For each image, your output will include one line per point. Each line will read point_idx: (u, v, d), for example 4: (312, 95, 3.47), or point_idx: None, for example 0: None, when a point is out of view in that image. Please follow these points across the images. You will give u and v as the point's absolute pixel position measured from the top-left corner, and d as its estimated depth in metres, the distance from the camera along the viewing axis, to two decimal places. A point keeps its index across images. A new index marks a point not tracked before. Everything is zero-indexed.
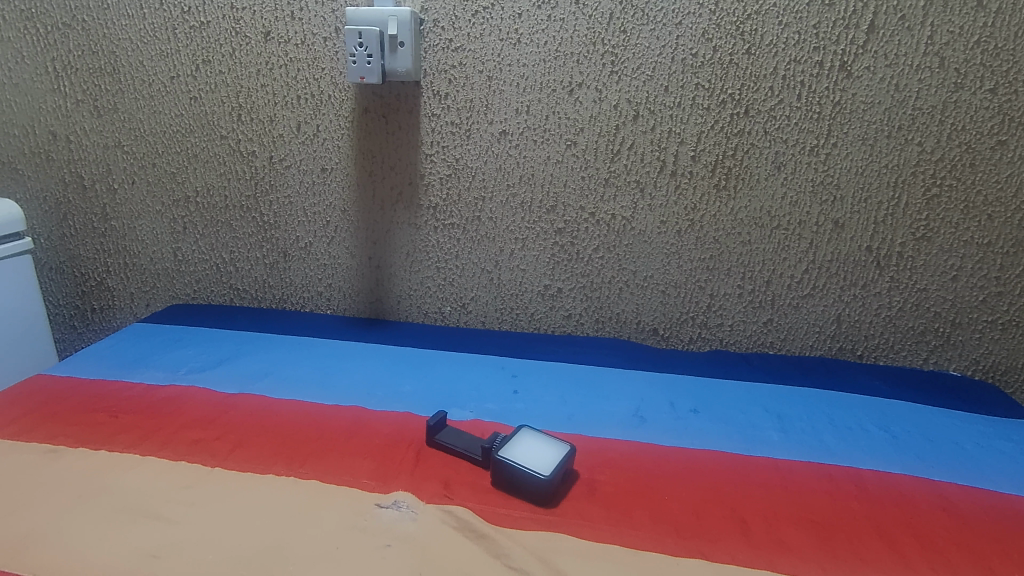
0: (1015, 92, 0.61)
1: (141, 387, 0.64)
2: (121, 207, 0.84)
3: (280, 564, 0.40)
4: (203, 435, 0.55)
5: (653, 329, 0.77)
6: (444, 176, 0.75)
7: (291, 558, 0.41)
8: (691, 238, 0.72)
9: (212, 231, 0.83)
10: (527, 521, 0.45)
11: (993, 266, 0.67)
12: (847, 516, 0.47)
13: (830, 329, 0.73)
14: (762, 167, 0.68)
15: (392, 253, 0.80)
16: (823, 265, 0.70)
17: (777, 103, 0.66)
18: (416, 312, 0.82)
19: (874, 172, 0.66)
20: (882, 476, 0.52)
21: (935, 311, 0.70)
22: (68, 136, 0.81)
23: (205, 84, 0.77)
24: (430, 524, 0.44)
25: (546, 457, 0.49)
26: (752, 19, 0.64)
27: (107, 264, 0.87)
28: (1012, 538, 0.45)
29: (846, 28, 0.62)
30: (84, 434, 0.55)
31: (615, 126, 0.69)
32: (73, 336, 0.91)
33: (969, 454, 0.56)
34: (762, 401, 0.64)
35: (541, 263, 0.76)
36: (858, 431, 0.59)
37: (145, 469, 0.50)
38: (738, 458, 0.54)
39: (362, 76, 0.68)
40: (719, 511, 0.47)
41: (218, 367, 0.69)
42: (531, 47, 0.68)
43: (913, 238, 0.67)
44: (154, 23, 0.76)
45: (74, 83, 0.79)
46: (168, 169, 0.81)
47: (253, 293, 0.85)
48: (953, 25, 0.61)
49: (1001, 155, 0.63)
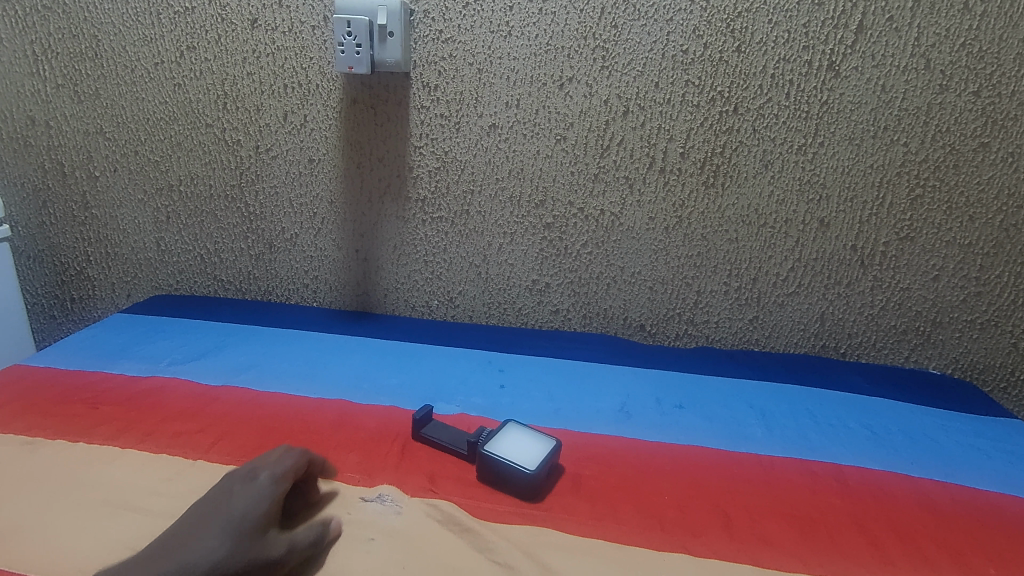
0: (998, 95, 0.62)
1: (123, 378, 0.63)
2: (102, 195, 0.82)
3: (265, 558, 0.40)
4: (186, 428, 0.54)
5: (640, 325, 0.77)
6: (432, 169, 0.74)
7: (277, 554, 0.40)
8: (679, 235, 0.72)
9: (196, 221, 0.82)
10: (513, 516, 0.45)
11: (974, 266, 0.68)
12: (828, 511, 0.48)
13: (814, 327, 0.74)
14: (750, 165, 0.68)
15: (380, 245, 0.79)
16: (808, 264, 0.71)
17: (766, 101, 0.66)
18: (403, 305, 0.82)
19: (860, 172, 0.67)
20: (863, 472, 0.53)
21: (916, 310, 0.71)
22: (48, 122, 0.80)
23: (190, 72, 0.76)
24: (415, 518, 0.44)
25: (533, 452, 0.49)
26: (742, 17, 0.64)
27: (88, 254, 0.85)
28: (987, 533, 0.46)
29: (834, 27, 0.63)
30: (63, 426, 0.54)
31: (605, 122, 0.69)
32: (53, 326, 0.90)
33: (947, 451, 0.57)
34: (746, 398, 0.65)
35: (529, 258, 0.76)
36: (840, 427, 0.60)
37: (127, 462, 0.49)
38: (723, 453, 0.55)
39: (350, 66, 0.68)
40: (703, 507, 0.47)
41: (201, 359, 0.68)
42: (521, 40, 0.68)
43: (897, 238, 0.68)
44: (138, 7, 0.74)
45: (54, 67, 0.78)
46: (151, 157, 0.80)
47: (238, 285, 0.84)
48: (939, 27, 0.61)
49: (983, 157, 0.64)
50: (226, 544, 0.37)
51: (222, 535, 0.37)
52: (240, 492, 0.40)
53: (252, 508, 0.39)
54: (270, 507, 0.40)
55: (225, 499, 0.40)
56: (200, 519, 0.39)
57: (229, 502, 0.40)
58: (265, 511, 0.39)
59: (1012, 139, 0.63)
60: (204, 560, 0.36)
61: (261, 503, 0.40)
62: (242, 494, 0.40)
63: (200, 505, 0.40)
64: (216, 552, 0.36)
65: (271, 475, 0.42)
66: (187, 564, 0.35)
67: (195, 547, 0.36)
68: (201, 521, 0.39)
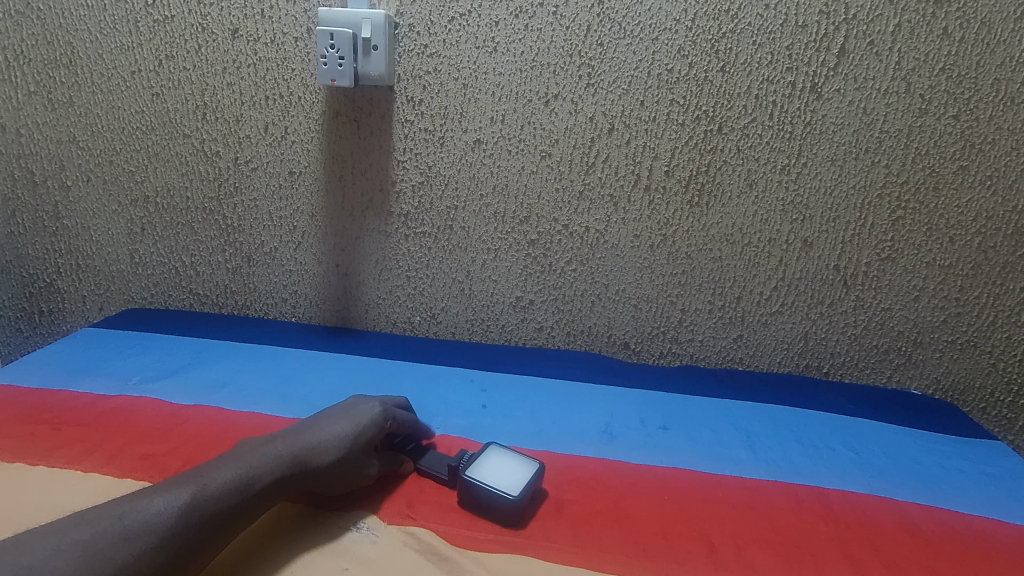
0: (976, 120, 0.63)
1: (90, 396, 0.61)
2: (74, 205, 0.80)
3: (233, 555, 0.41)
4: (155, 450, 0.52)
5: (624, 343, 0.77)
6: (416, 183, 0.73)
7: (246, 554, 0.41)
8: (664, 253, 0.72)
9: (172, 233, 0.80)
10: (493, 544, 0.44)
11: (954, 288, 0.69)
12: (813, 536, 0.47)
13: (798, 346, 0.74)
14: (734, 184, 0.68)
15: (361, 261, 0.78)
16: (792, 283, 0.71)
17: (750, 121, 0.66)
18: (384, 322, 0.80)
19: (842, 194, 0.67)
20: (848, 496, 0.52)
21: (897, 331, 0.71)
22: (18, 129, 0.78)
23: (168, 81, 0.74)
24: (392, 547, 0.43)
25: (518, 476, 0.48)
26: (726, 38, 0.64)
27: (57, 265, 0.83)
28: (971, 557, 0.46)
29: (817, 50, 0.63)
30: (25, 447, 0.52)
31: (590, 139, 0.69)
32: (19, 340, 0.87)
33: (929, 473, 0.57)
34: (731, 418, 0.64)
35: (513, 274, 0.75)
36: (823, 448, 0.60)
37: (89, 486, 0.47)
38: (708, 477, 0.54)
39: (332, 79, 0.66)
40: (689, 532, 0.47)
41: (174, 376, 0.66)
42: (507, 56, 0.68)
43: (878, 259, 0.69)
44: (115, 15, 0.73)
45: (26, 73, 0.76)
46: (126, 167, 0.78)
47: (214, 299, 0.82)
48: (918, 52, 0.62)
49: (962, 179, 0.65)
50: (333, 442, 0.46)
51: (345, 438, 0.47)
52: (362, 411, 0.51)
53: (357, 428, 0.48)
54: (377, 431, 0.50)
55: (348, 413, 0.50)
56: (326, 420, 0.49)
57: (351, 416, 0.49)
58: (374, 433, 0.49)
59: (990, 163, 0.64)
60: (315, 450, 0.45)
61: (373, 427, 0.49)
62: (363, 413, 0.50)
63: (323, 412, 0.51)
64: (324, 448, 0.45)
65: (387, 408, 0.52)
66: (315, 449, 0.45)
67: (324, 437, 0.46)
68: (329, 419, 0.49)
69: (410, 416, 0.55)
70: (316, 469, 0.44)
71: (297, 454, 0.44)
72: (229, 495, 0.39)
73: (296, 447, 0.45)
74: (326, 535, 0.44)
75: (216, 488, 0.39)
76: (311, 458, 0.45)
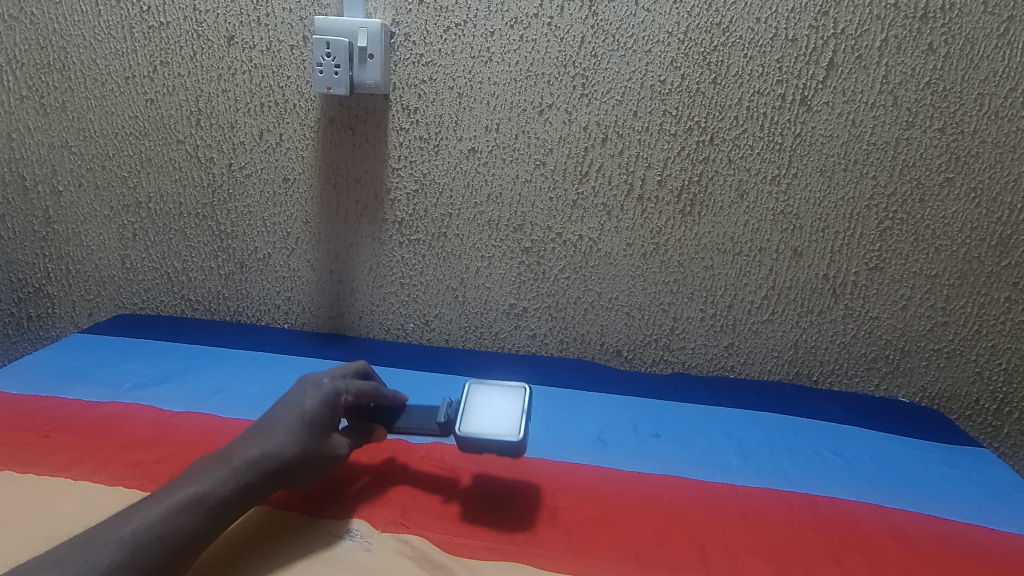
0: (962, 133, 0.64)
1: (79, 402, 0.61)
2: (65, 210, 0.79)
3: (220, 564, 0.41)
4: (147, 457, 0.52)
5: (616, 350, 0.77)
6: (410, 191, 0.74)
7: (233, 564, 0.41)
8: (656, 261, 0.73)
9: (164, 239, 0.79)
10: (487, 552, 0.44)
11: (940, 297, 0.70)
12: (803, 543, 0.48)
13: (787, 354, 0.75)
14: (725, 194, 0.69)
15: (355, 267, 0.78)
16: (781, 291, 0.72)
17: (741, 132, 0.67)
18: (377, 328, 0.80)
19: (830, 205, 0.68)
20: (836, 502, 0.53)
21: (886, 339, 0.72)
22: (10, 134, 0.78)
23: (163, 87, 0.74)
24: (384, 554, 0.43)
25: (505, 406, 0.50)
26: (718, 51, 0.65)
27: (47, 270, 0.82)
28: (957, 563, 0.47)
29: (806, 64, 0.64)
30: (11, 455, 0.51)
31: (584, 148, 0.70)
32: (7, 345, 0.86)
33: (913, 479, 0.58)
34: (722, 425, 0.65)
35: (506, 282, 0.76)
36: (813, 455, 0.61)
37: (78, 493, 0.47)
38: (699, 484, 0.55)
39: (328, 86, 0.67)
40: (680, 538, 0.47)
41: (164, 382, 0.66)
42: (502, 66, 0.68)
43: (867, 269, 0.70)
44: (110, 21, 0.73)
45: (19, 78, 0.75)
46: (118, 172, 0.78)
47: (206, 305, 0.82)
48: (905, 66, 0.63)
49: (948, 191, 0.66)
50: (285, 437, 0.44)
51: (295, 430, 0.45)
52: (310, 391, 0.48)
53: (305, 411, 0.46)
54: (330, 412, 0.47)
55: (296, 400, 0.47)
56: (274, 416, 0.46)
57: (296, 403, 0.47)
58: (327, 412, 0.47)
59: (975, 176, 0.65)
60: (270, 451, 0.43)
61: (324, 408, 0.47)
62: (309, 396, 0.47)
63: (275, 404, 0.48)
64: (279, 446, 0.44)
65: (336, 384, 0.49)
66: (270, 449, 0.43)
67: (277, 437, 0.44)
68: (280, 412, 0.47)
69: (367, 385, 0.52)
70: (278, 470, 0.43)
71: (253, 460, 0.42)
72: (196, 521, 0.39)
73: (251, 454, 0.43)
74: (314, 541, 0.44)
75: (179, 514, 0.38)
76: (270, 462, 0.43)
